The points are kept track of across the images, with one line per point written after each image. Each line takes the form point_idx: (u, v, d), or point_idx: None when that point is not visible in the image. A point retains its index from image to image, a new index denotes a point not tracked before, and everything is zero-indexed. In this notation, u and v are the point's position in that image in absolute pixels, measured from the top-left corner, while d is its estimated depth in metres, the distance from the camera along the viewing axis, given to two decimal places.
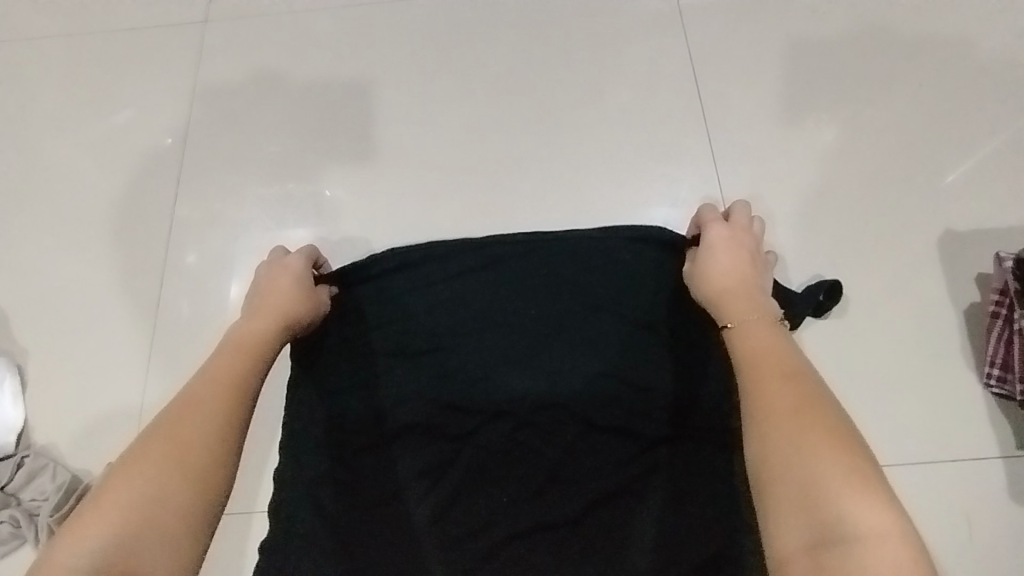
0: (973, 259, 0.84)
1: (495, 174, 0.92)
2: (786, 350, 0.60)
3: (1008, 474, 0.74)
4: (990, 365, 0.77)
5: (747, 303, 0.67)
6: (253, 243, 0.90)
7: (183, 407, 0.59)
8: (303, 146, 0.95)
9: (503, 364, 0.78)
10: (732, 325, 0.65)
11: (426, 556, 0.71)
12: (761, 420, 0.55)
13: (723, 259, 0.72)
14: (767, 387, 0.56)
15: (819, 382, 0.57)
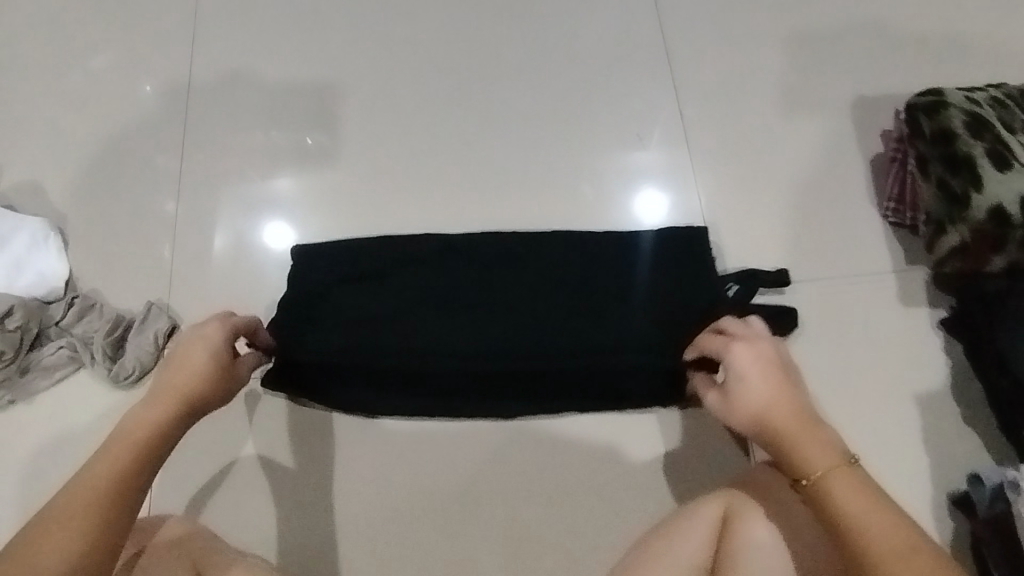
0: (877, 120, 1.00)
1: (473, 69, 1.07)
2: (887, 522, 0.54)
3: (898, 285, 0.91)
4: (889, 201, 0.93)
5: (814, 445, 0.59)
6: (232, 199, 0.99)
7: (63, 511, 0.55)
8: (305, 44, 1.08)
9: (465, 251, 0.90)
10: (812, 479, 0.58)
11: (384, 368, 0.85)
12: (865, 564, 0.53)
13: (762, 394, 0.62)
14: (859, 527, 0.55)
15: (926, 540, 0.53)
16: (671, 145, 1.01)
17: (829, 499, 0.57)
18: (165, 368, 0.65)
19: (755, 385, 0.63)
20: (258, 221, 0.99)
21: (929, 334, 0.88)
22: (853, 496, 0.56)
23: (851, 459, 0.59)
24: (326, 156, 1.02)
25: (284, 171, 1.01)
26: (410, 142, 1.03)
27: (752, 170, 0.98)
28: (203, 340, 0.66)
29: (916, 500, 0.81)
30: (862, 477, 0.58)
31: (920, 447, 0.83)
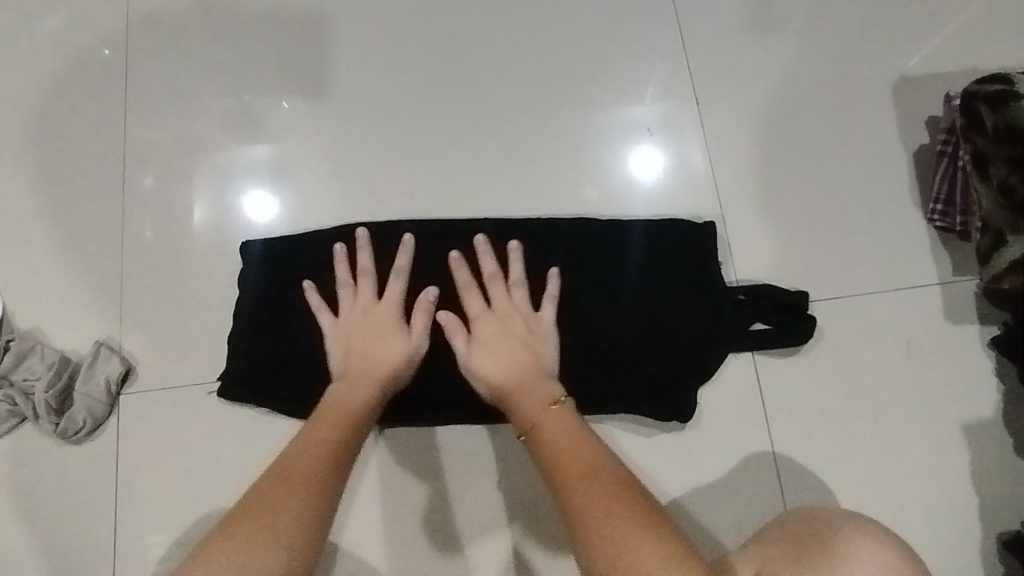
0: (923, 104, 0.87)
1: (454, 47, 0.91)
2: (580, 446, 0.60)
3: (944, 298, 0.81)
4: (936, 203, 0.82)
5: (533, 390, 0.67)
6: (211, 164, 0.89)
7: (288, 470, 0.60)
8: (259, 22, 0.93)
9: (454, 241, 0.82)
10: (527, 431, 0.64)
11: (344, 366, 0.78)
12: (568, 491, 0.57)
13: (490, 357, 0.70)
14: (563, 456, 0.60)
15: (614, 468, 0.58)
16: (683, 135, 0.88)
17: (540, 442, 0.63)
18: (352, 351, 0.72)
19: (480, 347, 0.71)
20: (239, 188, 0.88)
21: (978, 354, 0.79)
22: (566, 429, 0.63)
23: (558, 400, 0.66)
24: (287, 159, 0.88)
25: (239, 182, 0.88)
26: (385, 139, 0.89)
27: (779, 166, 0.86)
28: (390, 343, 0.72)
29: (961, 542, 0.73)
30: (568, 416, 0.64)
31: (968, 485, 0.75)
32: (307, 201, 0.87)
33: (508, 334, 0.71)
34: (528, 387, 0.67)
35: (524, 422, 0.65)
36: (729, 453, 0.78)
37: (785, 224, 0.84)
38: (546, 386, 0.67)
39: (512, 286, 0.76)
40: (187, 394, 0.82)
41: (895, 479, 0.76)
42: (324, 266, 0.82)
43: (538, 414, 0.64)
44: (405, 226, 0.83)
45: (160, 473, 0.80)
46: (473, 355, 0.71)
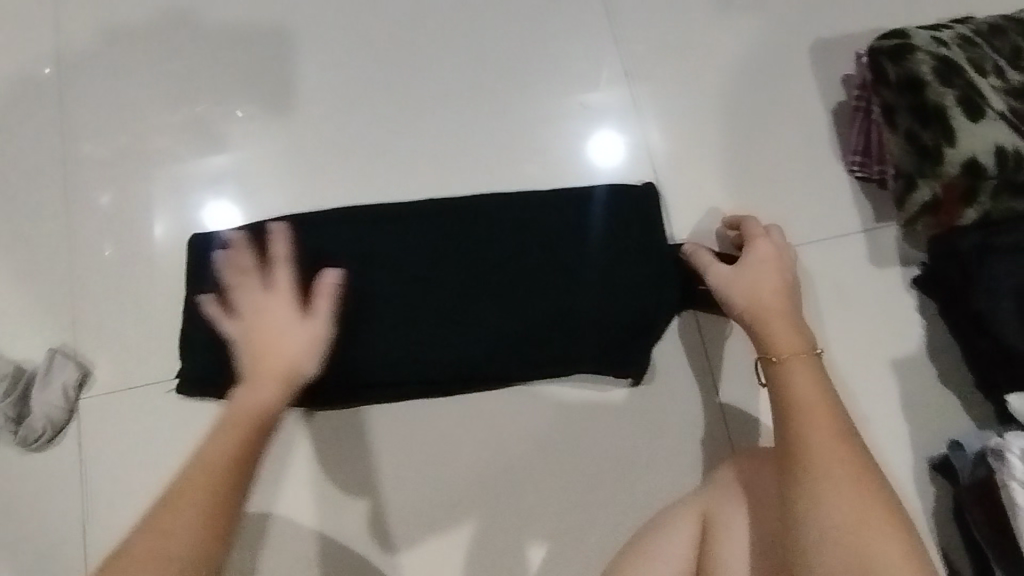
0: (837, 63, 0.92)
1: (389, 39, 0.93)
2: (827, 398, 0.62)
3: (868, 245, 0.86)
4: (855, 155, 0.87)
5: (778, 330, 0.67)
6: (167, 172, 0.90)
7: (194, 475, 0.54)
8: (194, 24, 0.94)
9: (394, 225, 0.84)
10: (773, 363, 0.65)
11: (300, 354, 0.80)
12: (811, 461, 0.58)
13: (748, 288, 0.71)
14: (815, 403, 0.61)
15: (842, 422, 0.60)
16: (627, 111, 0.91)
17: (786, 387, 0.63)
18: (249, 345, 0.65)
19: (749, 276, 0.72)
20: (197, 193, 0.89)
21: (902, 293, 0.84)
22: (810, 386, 0.63)
23: (812, 350, 0.66)
24: (231, 159, 0.90)
25: (186, 184, 0.89)
26: (328, 133, 0.91)
27: (707, 132, 0.90)
28: (286, 326, 0.65)
29: (897, 468, 0.78)
30: (817, 368, 0.65)
31: (900, 417, 0.80)
32: (255, 199, 0.89)
33: (776, 277, 0.72)
34: (778, 338, 0.66)
35: (776, 374, 0.65)
36: (678, 405, 0.83)
37: (716, 186, 0.89)
38: (794, 336, 0.67)
39: (280, 268, 0.69)
40: (146, 394, 0.83)
41: None
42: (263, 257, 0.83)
43: (784, 358, 0.65)
44: (348, 213, 0.85)
45: (125, 475, 0.81)
46: (737, 274, 0.73)
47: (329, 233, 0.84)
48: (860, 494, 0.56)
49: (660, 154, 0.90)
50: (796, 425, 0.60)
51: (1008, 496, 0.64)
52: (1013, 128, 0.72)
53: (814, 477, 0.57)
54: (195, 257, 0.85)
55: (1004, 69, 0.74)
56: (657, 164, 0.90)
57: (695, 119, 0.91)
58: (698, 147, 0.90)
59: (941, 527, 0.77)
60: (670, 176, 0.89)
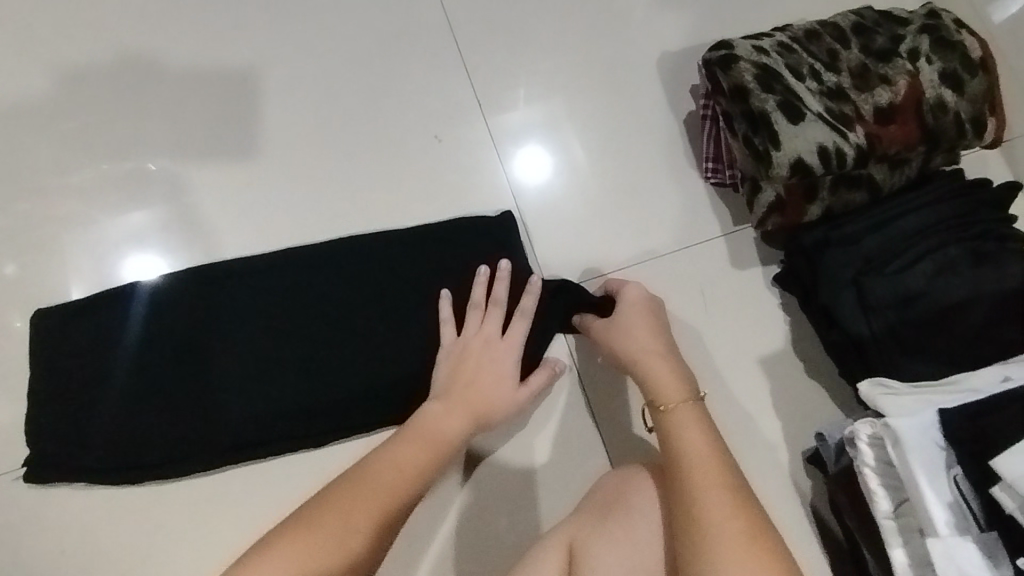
0: (683, 74, 0.95)
1: (233, 82, 0.90)
2: (714, 448, 0.63)
3: (728, 249, 0.88)
4: (708, 162, 0.89)
5: (671, 383, 0.69)
6: (82, 239, 0.85)
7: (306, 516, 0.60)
8: (11, 81, 0.87)
9: (250, 279, 0.83)
10: (665, 413, 0.67)
11: (164, 423, 0.79)
12: (698, 512, 0.59)
13: (636, 338, 0.73)
14: (699, 454, 0.63)
15: (732, 475, 0.62)
16: (558, 133, 0.92)
17: (674, 438, 0.65)
18: (458, 376, 0.74)
19: (631, 330, 0.74)
20: (123, 257, 0.85)
21: (762, 291, 0.86)
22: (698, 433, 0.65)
23: (696, 397, 0.68)
24: (150, 219, 0.86)
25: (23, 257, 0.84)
26: (175, 188, 0.87)
27: (567, 153, 0.91)
28: (506, 366, 0.74)
29: (771, 464, 0.80)
30: (704, 417, 0.67)
31: (771, 413, 0.82)
32: (103, 268, 0.85)
33: (649, 328, 0.74)
34: (667, 383, 0.69)
35: (662, 419, 0.67)
36: (558, 425, 0.82)
37: (578, 204, 0.89)
38: (680, 381, 0.69)
39: (523, 324, 0.76)
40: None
41: None
42: (115, 328, 0.80)
43: (671, 408, 0.67)
44: (199, 272, 0.82)
45: None
46: (614, 327, 0.75)
47: (177, 296, 0.81)
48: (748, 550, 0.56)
49: (526, 180, 0.90)
50: (681, 477, 0.61)
51: (865, 483, 0.66)
52: (831, 128, 0.74)
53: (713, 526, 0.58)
54: (37, 336, 0.80)
55: (820, 71, 0.77)
56: (520, 190, 0.90)
57: (554, 141, 0.91)
58: (558, 168, 0.90)
59: (817, 517, 0.78)
60: (532, 199, 0.89)
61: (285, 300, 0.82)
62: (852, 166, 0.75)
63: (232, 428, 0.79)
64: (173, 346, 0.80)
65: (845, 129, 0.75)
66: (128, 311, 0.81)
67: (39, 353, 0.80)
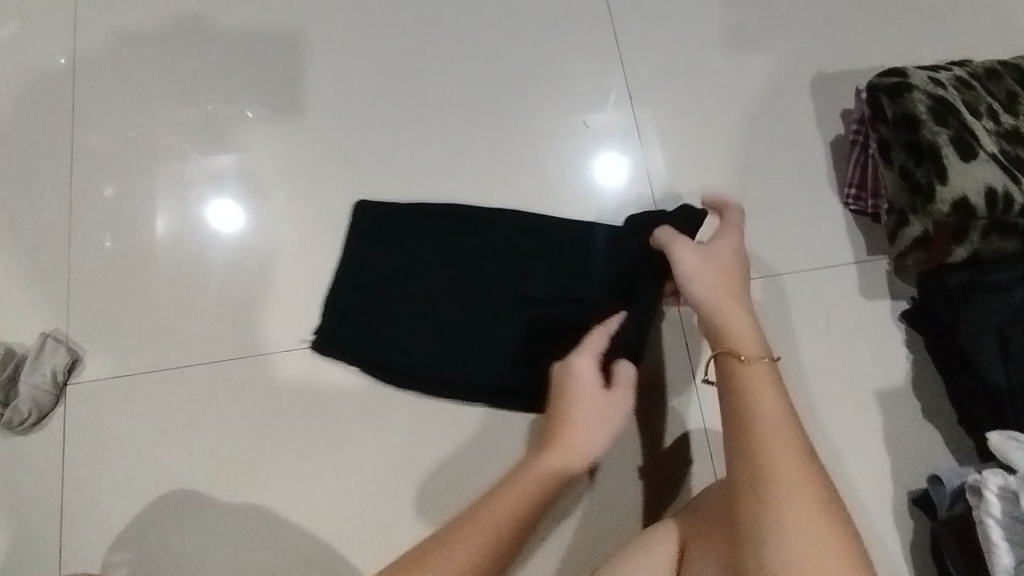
0: (835, 98, 0.95)
1: (401, 50, 0.95)
2: (788, 411, 0.56)
3: (859, 278, 0.87)
4: (850, 188, 0.89)
5: (753, 337, 0.61)
6: (175, 171, 0.91)
7: (446, 543, 0.59)
8: (207, 25, 0.95)
9: (419, 229, 0.86)
10: (739, 365, 0.59)
11: (322, 347, 0.84)
12: (765, 465, 0.52)
13: (705, 283, 0.66)
14: (780, 417, 0.55)
15: (805, 439, 0.54)
16: (642, 137, 0.93)
17: (748, 398, 0.57)
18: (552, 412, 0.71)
19: (701, 272, 0.67)
20: (202, 191, 0.90)
21: (889, 325, 0.85)
22: (772, 397, 0.57)
23: (767, 356, 0.60)
24: (237, 160, 0.91)
25: (189, 177, 0.91)
26: (337, 139, 0.92)
27: (708, 159, 0.92)
28: (581, 370, 0.71)
29: (875, 498, 0.80)
30: (777, 379, 0.59)
31: (880, 448, 0.81)
32: (263, 199, 0.90)
33: (731, 269, 0.67)
34: (739, 336, 0.61)
35: (732, 377, 0.59)
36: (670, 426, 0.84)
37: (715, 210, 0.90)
38: (754, 337, 0.61)
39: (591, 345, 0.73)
40: (133, 384, 0.83)
41: (814, 446, 0.82)
42: (296, 257, 0.88)
43: (748, 360, 0.59)
44: (374, 216, 0.87)
45: (111, 461, 0.81)
46: (704, 262, 0.68)
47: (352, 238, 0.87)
48: (821, 525, 0.49)
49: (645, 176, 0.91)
50: (760, 442, 0.53)
51: (985, 533, 0.64)
52: (1004, 170, 0.74)
53: (785, 493, 0.50)
54: (226, 247, 0.88)
55: (999, 112, 0.77)
56: (658, 187, 0.91)
57: (699, 146, 0.92)
58: (698, 173, 0.91)
59: (915, 558, 0.78)
60: (673, 198, 0.90)
61: (379, 261, 0.85)
62: (1016, 215, 0.74)
63: (382, 364, 0.83)
64: (296, 291, 0.87)
65: (1017, 175, 0.74)
66: (311, 243, 0.88)
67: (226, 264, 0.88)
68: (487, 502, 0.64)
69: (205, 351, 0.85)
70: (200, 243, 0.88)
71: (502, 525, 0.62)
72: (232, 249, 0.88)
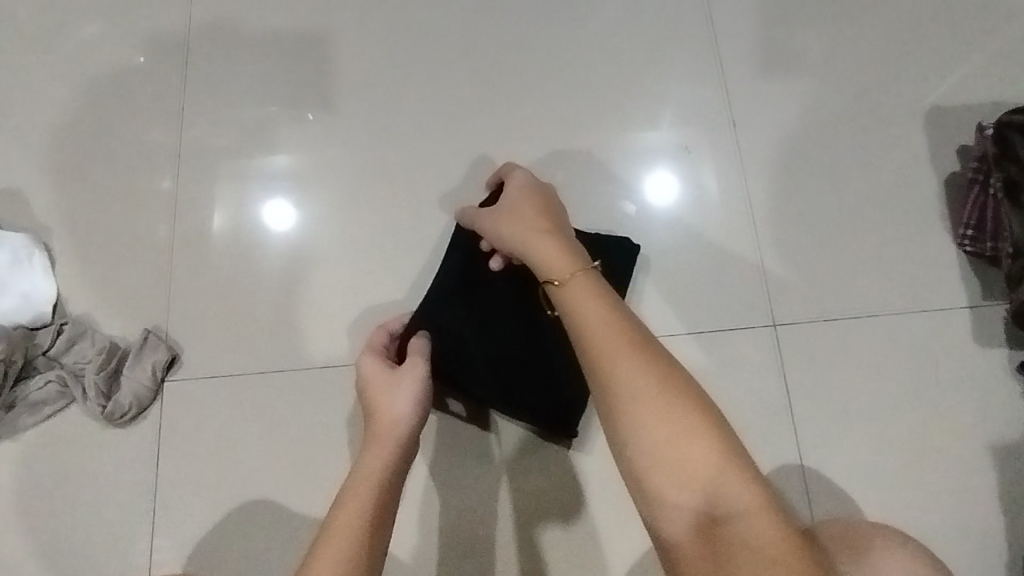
0: (952, 134, 0.91)
1: (502, 65, 0.95)
2: (623, 314, 0.55)
3: (973, 324, 0.83)
4: (966, 228, 0.84)
5: (569, 256, 0.60)
6: (261, 173, 0.92)
7: (348, 494, 0.57)
8: (313, 33, 0.97)
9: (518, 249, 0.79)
10: (558, 286, 0.58)
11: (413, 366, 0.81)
12: (608, 362, 0.51)
13: (514, 218, 0.67)
14: (597, 323, 0.54)
15: (654, 340, 0.53)
16: (698, 155, 0.91)
17: (573, 314, 0.56)
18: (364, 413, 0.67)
19: (512, 210, 0.68)
20: (256, 189, 0.91)
21: (1006, 377, 0.81)
22: (592, 304, 0.55)
23: (590, 266, 0.59)
24: (292, 160, 0.92)
25: (247, 176, 0.92)
26: (434, 150, 0.92)
27: (814, 190, 0.89)
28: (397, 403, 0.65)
29: (986, 560, 0.75)
30: (599, 284, 0.58)
31: (992, 506, 0.77)
32: (360, 208, 0.90)
33: (529, 210, 0.67)
34: (551, 262, 0.60)
35: (561, 303, 0.57)
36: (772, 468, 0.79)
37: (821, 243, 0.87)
38: (565, 257, 0.60)
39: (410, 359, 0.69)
40: (226, 384, 0.84)
41: (921, 499, 0.78)
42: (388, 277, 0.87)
43: (568, 277, 0.58)
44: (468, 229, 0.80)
45: (202, 460, 0.82)
46: (495, 211, 0.70)
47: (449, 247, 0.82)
48: (693, 423, 0.48)
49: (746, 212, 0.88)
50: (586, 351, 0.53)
51: None
52: None
53: (642, 407, 0.49)
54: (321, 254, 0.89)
55: None
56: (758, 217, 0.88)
57: (806, 176, 0.90)
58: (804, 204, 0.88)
59: None
60: (776, 230, 0.87)
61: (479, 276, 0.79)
62: None
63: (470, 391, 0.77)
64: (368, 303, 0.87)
65: None
66: (407, 258, 0.88)
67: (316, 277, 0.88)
68: (364, 449, 0.62)
69: (296, 357, 0.85)
70: (261, 242, 0.89)
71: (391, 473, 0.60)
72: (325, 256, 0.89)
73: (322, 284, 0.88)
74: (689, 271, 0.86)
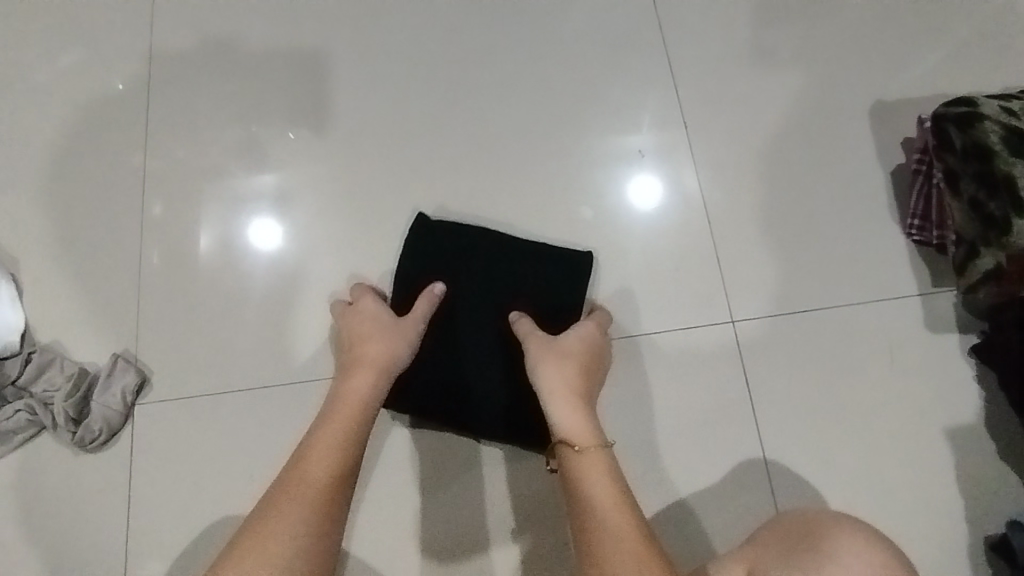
0: (897, 127, 0.93)
1: (460, 79, 0.97)
2: (618, 486, 0.68)
3: (925, 311, 0.85)
4: (913, 218, 0.87)
5: (587, 427, 0.73)
6: (227, 195, 0.93)
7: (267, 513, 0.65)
8: (273, 55, 0.98)
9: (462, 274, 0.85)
10: (569, 461, 0.71)
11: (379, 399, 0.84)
12: (597, 525, 0.64)
13: (559, 373, 0.76)
14: (597, 491, 0.67)
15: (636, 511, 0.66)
16: (667, 154, 0.93)
17: (578, 474, 0.69)
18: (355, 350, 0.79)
19: (557, 361, 0.77)
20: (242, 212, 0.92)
21: (959, 360, 0.82)
22: (599, 475, 0.69)
23: (605, 444, 0.72)
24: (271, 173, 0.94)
25: (231, 191, 0.93)
26: (394, 165, 0.94)
27: (767, 187, 0.91)
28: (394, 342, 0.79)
29: (952, 542, 0.76)
30: (610, 460, 0.71)
31: (954, 489, 0.78)
32: (323, 225, 0.92)
33: (569, 366, 0.77)
34: (573, 433, 0.72)
35: (571, 465, 0.70)
36: (734, 461, 0.81)
37: (775, 240, 0.89)
38: (588, 429, 0.72)
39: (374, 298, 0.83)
40: (197, 405, 0.85)
41: (884, 485, 0.79)
42: (352, 288, 0.89)
43: (585, 447, 0.71)
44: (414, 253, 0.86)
45: (175, 481, 0.83)
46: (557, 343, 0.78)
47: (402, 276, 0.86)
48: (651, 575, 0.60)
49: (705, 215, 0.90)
50: (585, 515, 0.66)
51: None
52: None
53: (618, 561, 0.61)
54: (287, 272, 0.90)
55: None
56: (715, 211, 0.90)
57: (759, 174, 0.92)
58: (758, 201, 0.91)
59: None
60: (732, 229, 0.89)
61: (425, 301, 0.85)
62: None
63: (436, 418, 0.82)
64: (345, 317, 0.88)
65: None
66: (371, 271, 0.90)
67: (288, 291, 0.89)
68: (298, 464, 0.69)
69: (266, 372, 0.86)
70: (240, 258, 0.91)
71: (370, 388, 0.75)
72: (292, 274, 0.90)
73: (293, 300, 0.89)
74: (647, 276, 0.88)
